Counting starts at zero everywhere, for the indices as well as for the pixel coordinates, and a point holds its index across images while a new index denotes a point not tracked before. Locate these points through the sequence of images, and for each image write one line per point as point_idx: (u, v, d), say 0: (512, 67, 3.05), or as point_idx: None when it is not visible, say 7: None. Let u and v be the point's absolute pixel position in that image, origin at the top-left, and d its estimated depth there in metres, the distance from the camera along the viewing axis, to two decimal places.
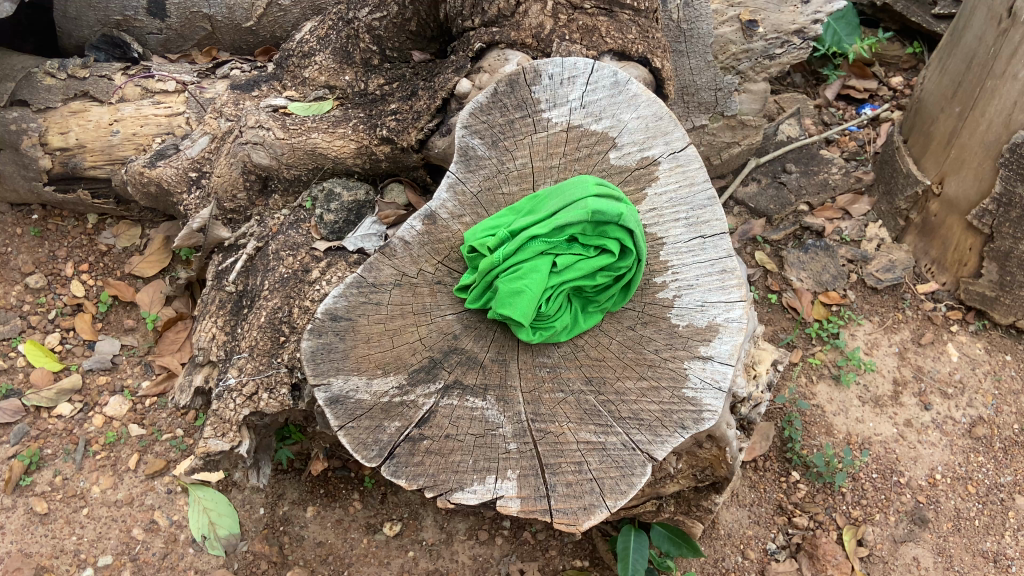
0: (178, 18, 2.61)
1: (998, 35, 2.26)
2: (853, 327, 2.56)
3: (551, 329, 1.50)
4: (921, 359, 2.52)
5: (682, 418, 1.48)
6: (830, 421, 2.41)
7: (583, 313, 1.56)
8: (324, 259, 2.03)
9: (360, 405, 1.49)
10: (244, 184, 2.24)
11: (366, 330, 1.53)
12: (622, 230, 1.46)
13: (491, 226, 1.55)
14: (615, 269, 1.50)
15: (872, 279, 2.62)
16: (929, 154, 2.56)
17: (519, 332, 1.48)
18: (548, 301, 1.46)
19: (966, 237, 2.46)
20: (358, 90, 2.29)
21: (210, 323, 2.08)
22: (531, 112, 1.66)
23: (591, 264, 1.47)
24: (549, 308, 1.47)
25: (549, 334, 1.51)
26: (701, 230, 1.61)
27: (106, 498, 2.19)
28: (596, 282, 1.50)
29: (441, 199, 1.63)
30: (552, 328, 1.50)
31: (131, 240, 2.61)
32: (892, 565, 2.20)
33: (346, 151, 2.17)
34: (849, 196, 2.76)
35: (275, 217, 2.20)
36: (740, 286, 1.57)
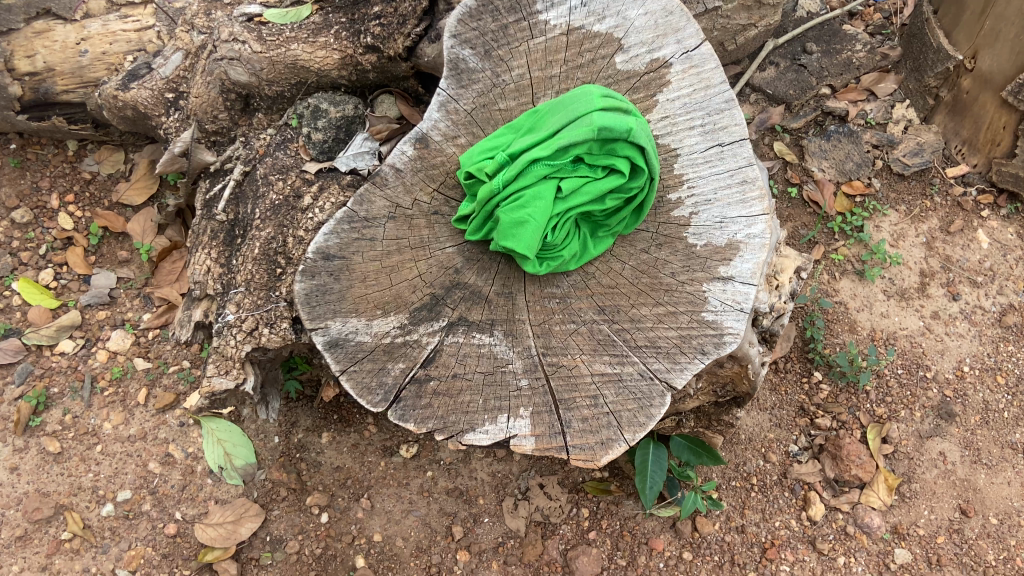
0: None
1: None
2: (879, 219, 2.42)
3: (557, 258, 1.40)
4: (950, 248, 2.40)
5: (703, 342, 1.41)
6: (853, 318, 2.33)
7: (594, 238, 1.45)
8: (315, 183, 1.94)
9: (361, 348, 1.41)
10: (225, 103, 2.08)
11: (362, 269, 1.43)
12: (631, 145, 1.33)
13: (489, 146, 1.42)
14: (625, 190, 1.38)
15: (898, 165, 2.45)
16: (961, 26, 2.35)
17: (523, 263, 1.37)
18: (553, 230, 1.36)
19: (1001, 114, 2.29)
20: None
21: (204, 255, 2.01)
22: (527, 15, 1.50)
23: (600, 185, 1.35)
24: (555, 235, 1.36)
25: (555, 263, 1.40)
26: (719, 138, 1.47)
27: (119, 434, 2.18)
28: (604, 205, 1.38)
29: (432, 119, 1.49)
30: (558, 257, 1.40)
31: (115, 166, 2.49)
32: (917, 460, 2.19)
33: (329, 62, 2.00)
34: (875, 74, 2.54)
35: (261, 137, 2.07)
36: (762, 197, 1.45)
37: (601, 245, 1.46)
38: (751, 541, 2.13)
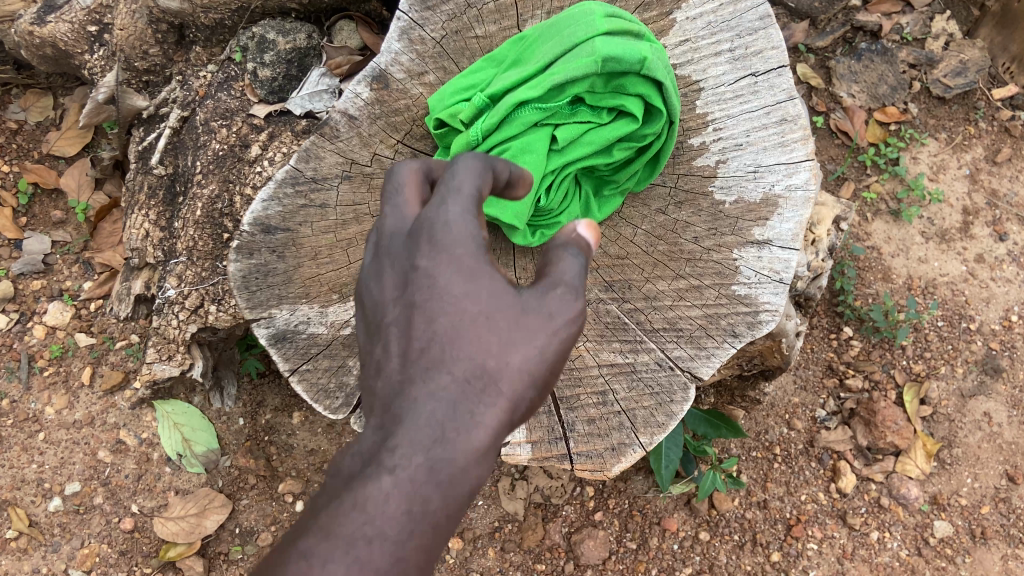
0: None
1: None
2: (915, 150, 2.15)
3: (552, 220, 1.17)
4: (997, 181, 2.14)
5: (733, 323, 1.15)
6: (887, 265, 2.06)
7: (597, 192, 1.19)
8: (265, 131, 1.65)
9: (315, 342, 1.15)
10: (155, 36, 1.75)
11: (311, 244, 1.15)
12: (645, 81, 1.04)
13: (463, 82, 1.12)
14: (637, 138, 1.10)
15: (939, 88, 2.15)
16: None
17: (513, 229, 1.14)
18: (550, 190, 1.12)
19: None
20: None
21: (141, 217, 1.71)
22: None
23: (604, 133, 1.08)
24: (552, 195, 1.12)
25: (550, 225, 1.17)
26: (752, 65, 1.18)
27: (64, 419, 1.94)
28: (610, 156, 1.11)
29: (391, 52, 1.18)
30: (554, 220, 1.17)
31: (43, 113, 2.18)
32: (959, 423, 1.97)
33: None
34: None
35: (201, 75, 1.75)
36: (806, 138, 1.16)
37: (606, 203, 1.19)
38: (775, 517, 1.91)
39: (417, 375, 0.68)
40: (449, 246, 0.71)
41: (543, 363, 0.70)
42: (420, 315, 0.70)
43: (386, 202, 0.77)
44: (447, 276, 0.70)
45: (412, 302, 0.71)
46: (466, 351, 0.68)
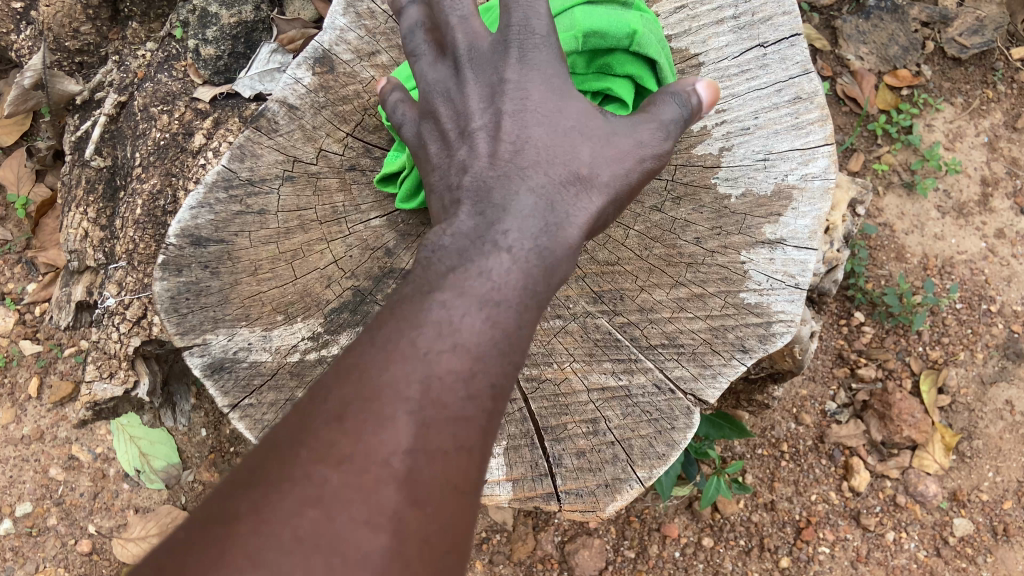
0: None
1: None
2: (929, 116, 1.98)
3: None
4: (1018, 149, 1.97)
5: (743, 336, 1.00)
6: (900, 243, 1.90)
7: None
8: (211, 116, 1.46)
9: (257, 371, 0.98)
10: (85, 12, 1.55)
11: (249, 257, 0.98)
12: (637, 60, 0.89)
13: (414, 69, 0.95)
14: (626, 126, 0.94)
15: (954, 48, 1.97)
16: None
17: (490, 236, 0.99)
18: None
19: None
20: None
21: (79, 215, 1.54)
22: None
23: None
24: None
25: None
26: (760, 34, 1.02)
27: (11, 435, 1.79)
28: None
29: (336, 28, 1.02)
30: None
31: None
32: (979, 412, 1.83)
33: None
34: None
35: (139, 55, 1.56)
36: (823, 119, 1.00)
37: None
38: (784, 520, 1.77)
39: (512, 171, 0.78)
40: (538, 58, 0.81)
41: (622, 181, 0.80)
42: (511, 121, 0.79)
43: (455, 17, 0.82)
44: (539, 88, 0.80)
45: (499, 110, 0.80)
46: (559, 154, 0.78)
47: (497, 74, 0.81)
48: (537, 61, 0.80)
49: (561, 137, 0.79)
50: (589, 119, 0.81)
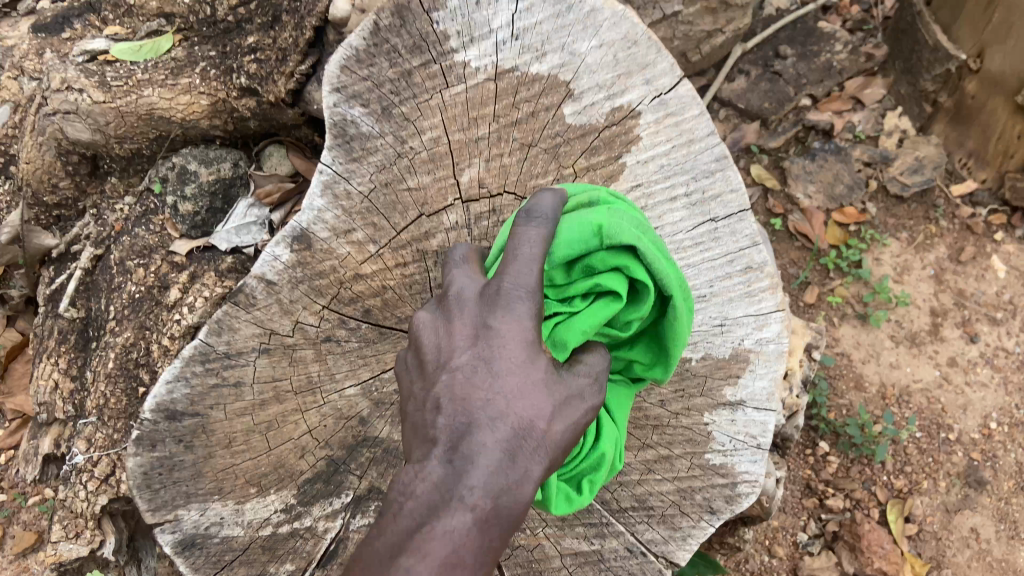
0: None
1: None
2: (878, 251, 2.08)
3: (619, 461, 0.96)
4: (962, 281, 2.06)
5: (709, 497, 1.05)
6: (859, 372, 1.97)
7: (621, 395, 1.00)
8: (186, 269, 1.50)
9: (227, 547, 1.00)
10: (65, 168, 1.59)
11: (224, 430, 1.01)
12: (617, 252, 0.84)
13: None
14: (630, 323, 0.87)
15: (895, 186, 2.10)
16: (965, 20, 1.99)
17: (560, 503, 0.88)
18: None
19: (1015, 123, 1.94)
20: (202, 18, 1.59)
21: (49, 366, 1.53)
22: (437, 57, 1.06)
23: (580, 324, 0.83)
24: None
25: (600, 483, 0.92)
26: (711, 210, 1.08)
27: None
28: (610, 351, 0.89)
29: (314, 208, 1.05)
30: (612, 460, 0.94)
31: None
32: (946, 541, 1.81)
33: (196, 110, 1.55)
34: (860, 79, 2.19)
35: (117, 208, 1.60)
36: (773, 287, 1.08)
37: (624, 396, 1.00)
38: None
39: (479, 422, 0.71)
40: (521, 305, 0.76)
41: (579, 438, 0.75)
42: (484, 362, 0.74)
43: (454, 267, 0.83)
44: (525, 339, 0.75)
45: (480, 355, 0.74)
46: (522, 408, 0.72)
47: (480, 320, 0.77)
48: (517, 316, 0.75)
49: (529, 389, 0.73)
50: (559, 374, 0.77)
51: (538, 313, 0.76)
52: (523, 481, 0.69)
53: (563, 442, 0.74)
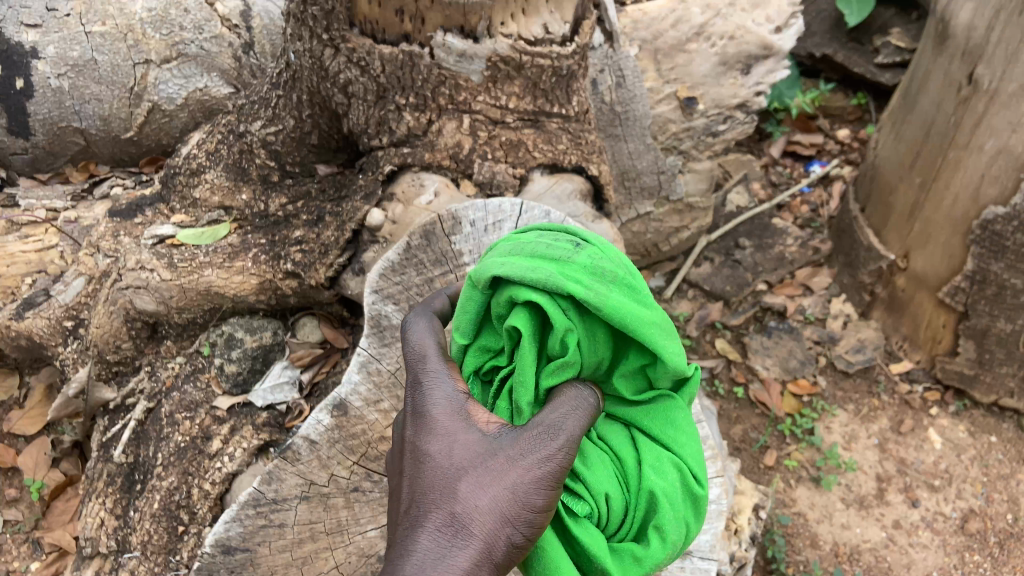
0: (45, 134, 2.13)
1: (958, 104, 1.97)
2: (828, 420, 2.35)
3: (695, 485, 0.99)
4: (904, 450, 2.29)
5: None
6: (813, 530, 2.15)
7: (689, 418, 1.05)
8: (227, 421, 1.73)
9: None
10: (129, 332, 1.89)
11: (267, 563, 1.24)
12: (501, 293, 0.97)
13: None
14: (556, 372, 0.95)
15: (842, 362, 2.42)
16: (891, 226, 2.30)
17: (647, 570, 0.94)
18: (610, 498, 0.96)
19: (939, 313, 2.25)
20: (257, 211, 1.92)
21: (98, 506, 1.76)
22: (454, 268, 1.40)
23: (525, 356, 0.94)
24: (609, 489, 0.97)
25: (677, 523, 0.97)
26: None
27: None
28: (591, 390, 0.97)
29: (352, 383, 1.34)
30: (686, 497, 0.99)
31: (7, 392, 2.16)
32: None
33: (246, 287, 1.84)
34: (808, 269, 2.59)
35: (169, 367, 1.86)
36: (712, 457, 1.37)
37: (685, 407, 1.04)
38: None
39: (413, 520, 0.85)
40: (436, 418, 0.95)
41: (510, 499, 0.85)
42: (413, 474, 0.91)
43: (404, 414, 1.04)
44: (450, 451, 0.90)
45: (410, 473, 0.91)
46: (444, 498, 0.86)
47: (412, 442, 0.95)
48: (434, 427, 0.94)
49: (448, 483, 0.87)
50: (492, 458, 0.88)
51: (452, 416, 0.94)
52: (451, 556, 0.80)
53: (493, 510, 0.84)
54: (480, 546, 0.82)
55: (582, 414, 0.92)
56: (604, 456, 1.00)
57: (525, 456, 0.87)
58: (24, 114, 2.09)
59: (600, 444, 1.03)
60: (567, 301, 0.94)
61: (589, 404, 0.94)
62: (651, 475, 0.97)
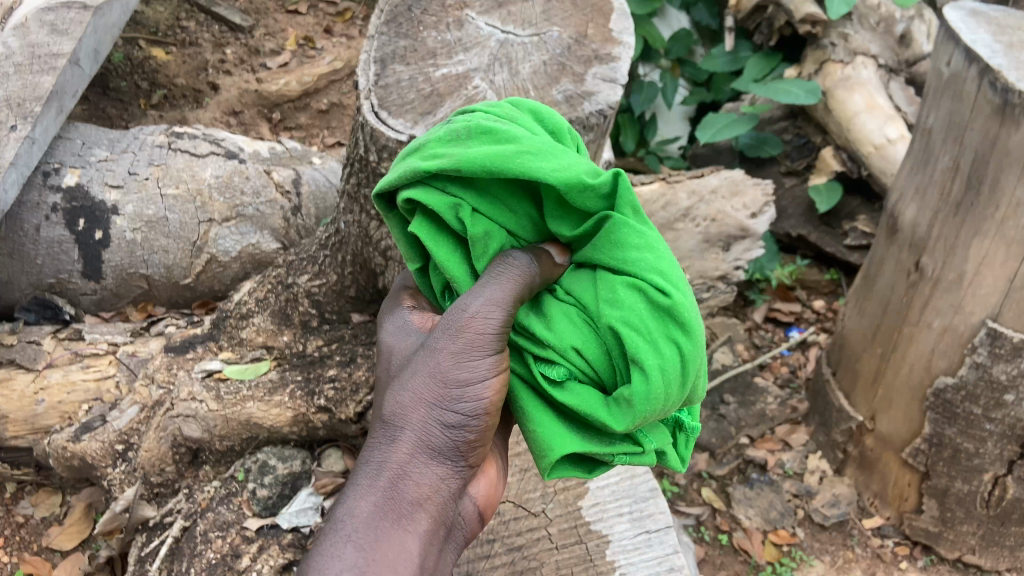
0: (113, 278, 2.44)
1: (909, 287, 2.27)
2: (806, 569, 2.50)
3: (659, 300, 1.03)
4: None
5: None
6: None
7: (642, 228, 1.10)
8: (255, 540, 1.89)
9: None
10: (173, 456, 2.10)
11: None
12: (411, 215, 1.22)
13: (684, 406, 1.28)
14: (476, 251, 1.17)
15: (819, 515, 2.60)
16: (858, 390, 2.55)
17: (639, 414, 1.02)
18: (579, 354, 1.08)
19: (904, 473, 2.46)
20: (295, 351, 2.20)
21: None
22: None
23: (440, 250, 1.18)
24: (569, 341, 1.09)
25: (652, 349, 1.02)
26: (646, 524, 1.67)
27: None
28: (516, 253, 1.14)
29: None
30: (655, 317, 1.04)
31: (50, 509, 2.35)
32: None
33: (283, 419, 2.06)
34: (787, 426, 2.83)
35: (205, 489, 2.05)
36: None
37: (631, 215, 1.10)
38: None
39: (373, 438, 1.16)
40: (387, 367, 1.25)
41: (417, 389, 1.11)
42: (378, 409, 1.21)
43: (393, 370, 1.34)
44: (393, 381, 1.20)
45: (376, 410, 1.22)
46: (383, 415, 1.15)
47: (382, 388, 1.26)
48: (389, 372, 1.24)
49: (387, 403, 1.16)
50: (425, 357, 1.13)
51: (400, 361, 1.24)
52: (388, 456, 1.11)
53: (407, 402, 1.12)
54: (406, 438, 1.11)
55: (497, 283, 1.09)
56: (570, 312, 1.12)
57: (442, 349, 1.10)
58: (98, 260, 2.41)
59: (568, 300, 1.14)
60: (447, 183, 1.18)
61: (508, 273, 1.11)
62: (603, 309, 1.06)
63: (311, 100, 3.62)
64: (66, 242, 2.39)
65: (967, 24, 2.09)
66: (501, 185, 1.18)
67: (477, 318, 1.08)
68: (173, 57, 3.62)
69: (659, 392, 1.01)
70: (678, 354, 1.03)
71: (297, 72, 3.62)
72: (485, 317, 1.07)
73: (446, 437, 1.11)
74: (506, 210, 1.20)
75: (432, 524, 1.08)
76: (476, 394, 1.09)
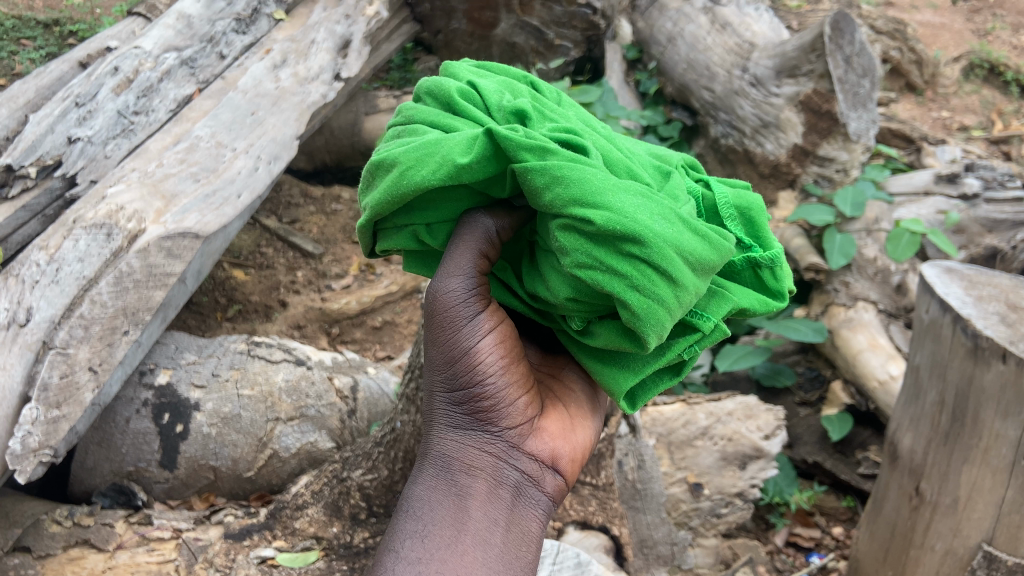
0: (185, 468, 2.71)
1: (911, 510, 2.46)
2: None
3: (591, 231, 1.27)
4: None
5: None
6: None
7: (539, 164, 1.31)
8: None
9: None
10: None
11: None
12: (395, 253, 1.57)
13: (761, 241, 1.56)
14: None
15: None
16: None
17: (649, 329, 1.29)
18: (580, 301, 1.36)
19: None
20: (343, 542, 2.42)
21: None
22: None
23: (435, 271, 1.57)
24: (559, 293, 1.36)
25: (614, 275, 1.28)
26: None
27: None
28: (461, 224, 1.46)
29: None
30: (600, 245, 1.29)
31: None
32: None
33: None
34: None
35: None
36: None
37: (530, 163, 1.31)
38: None
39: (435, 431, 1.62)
40: None
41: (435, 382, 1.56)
42: None
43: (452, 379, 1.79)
44: None
45: None
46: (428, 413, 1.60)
47: None
48: None
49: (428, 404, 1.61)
50: (429, 360, 1.56)
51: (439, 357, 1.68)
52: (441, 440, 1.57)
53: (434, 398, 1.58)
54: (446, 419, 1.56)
55: (447, 258, 1.44)
56: (550, 264, 1.39)
57: (431, 345, 1.53)
58: (175, 450, 2.70)
59: (546, 253, 1.41)
60: (397, 219, 1.47)
61: (456, 242, 1.44)
62: (562, 258, 1.31)
63: (367, 317, 4.03)
64: (149, 433, 2.70)
65: (942, 279, 2.44)
66: (434, 198, 1.44)
67: (438, 303, 1.46)
68: (251, 278, 4.07)
69: (644, 303, 1.27)
70: (637, 262, 1.27)
71: (358, 293, 4.07)
72: (443, 289, 1.43)
73: (467, 413, 1.55)
74: (452, 210, 1.47)
75: (487, 474, 1.51)
76: (468, 364, 1.50)
